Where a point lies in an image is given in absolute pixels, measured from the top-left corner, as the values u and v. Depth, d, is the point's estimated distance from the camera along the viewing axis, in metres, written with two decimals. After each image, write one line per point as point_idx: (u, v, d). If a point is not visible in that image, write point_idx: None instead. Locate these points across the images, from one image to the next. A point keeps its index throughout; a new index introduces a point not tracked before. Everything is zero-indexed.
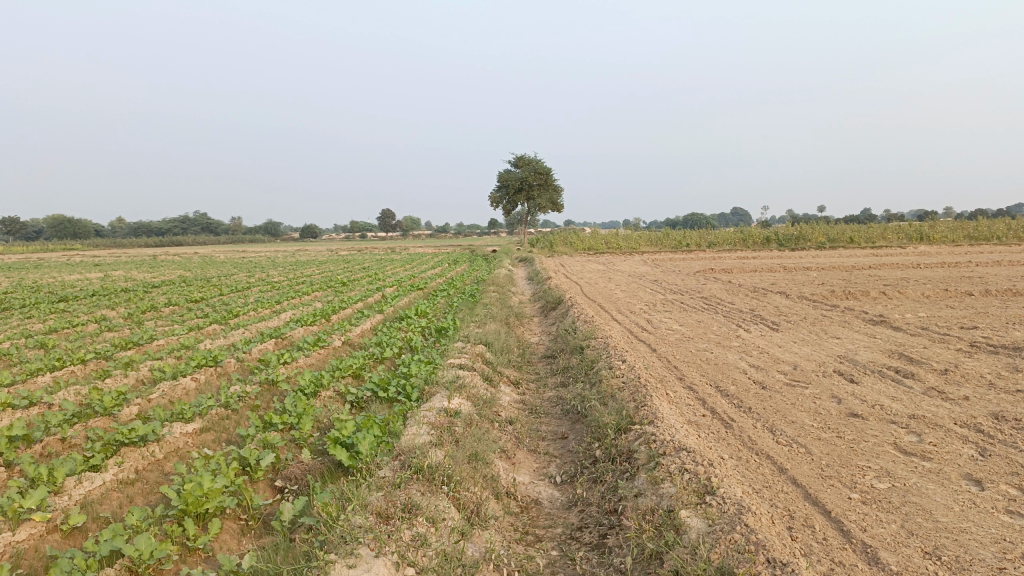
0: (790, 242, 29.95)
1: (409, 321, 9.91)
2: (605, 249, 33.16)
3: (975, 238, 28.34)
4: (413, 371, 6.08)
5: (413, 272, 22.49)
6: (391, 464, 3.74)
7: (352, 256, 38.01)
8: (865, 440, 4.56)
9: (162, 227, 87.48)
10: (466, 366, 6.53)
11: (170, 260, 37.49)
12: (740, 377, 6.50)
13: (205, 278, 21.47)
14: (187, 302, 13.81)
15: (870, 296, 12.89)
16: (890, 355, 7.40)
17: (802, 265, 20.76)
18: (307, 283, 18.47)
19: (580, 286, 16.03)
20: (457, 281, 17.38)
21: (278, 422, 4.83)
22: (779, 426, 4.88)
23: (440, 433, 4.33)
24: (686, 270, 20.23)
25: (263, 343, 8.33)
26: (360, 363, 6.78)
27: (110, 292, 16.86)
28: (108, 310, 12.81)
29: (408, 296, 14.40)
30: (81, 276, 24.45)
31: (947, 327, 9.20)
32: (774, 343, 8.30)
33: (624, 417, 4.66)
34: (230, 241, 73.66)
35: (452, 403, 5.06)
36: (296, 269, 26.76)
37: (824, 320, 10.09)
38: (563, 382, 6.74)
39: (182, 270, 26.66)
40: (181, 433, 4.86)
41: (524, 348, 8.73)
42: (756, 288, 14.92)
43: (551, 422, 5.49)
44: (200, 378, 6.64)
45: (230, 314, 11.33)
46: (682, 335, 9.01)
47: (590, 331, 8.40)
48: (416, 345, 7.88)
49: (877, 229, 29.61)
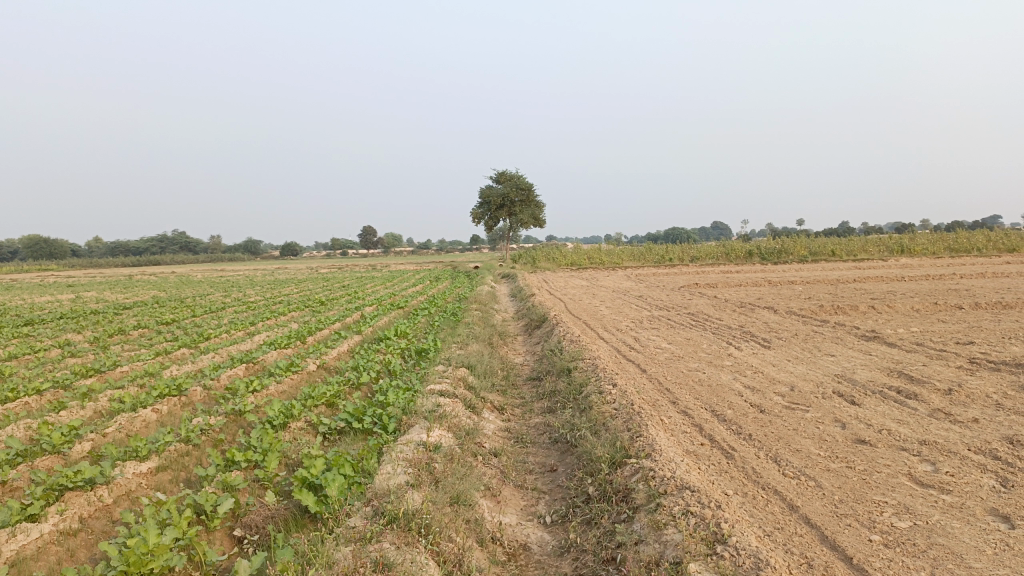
0: (772, 256, 29.85)
1: (388, 342, 9.51)
2: (588, 264, 32.91)
3: (955, 250, 28.38)
4: (391, 400, 5.68)
5: (394, 290, 22.04)
6: (362, 511, 3.36)
7: (335, 274, 37.46)
8: (877, 472, 4.23)
9: (139, 246, 86.23)
10: (447, 392, 6.14)
11: (147, 280, 36.77)
12: (736, 399, 6.16)
13: (180, 298, 20.91)
14: (158, 324, 13.30)
15: (859, 311, 12.67)
16: (889, 374, 7.11)
17: (787, 279, 20.57)
18: (284, 302, 18.01)
19: (564, 303, 15.71)
20: (440, 299, 17.00)
21: (240, 459, 4.43)
22: (783, 455, 4.54)
23: (418, 471, 3.95)
24: (670, 285, 19.97)
25: (232, 368, 7.89)
26: (335, 390, 6.37)
27: (79, 314, 16.31)
28: (74, 334, 12.28)
29: (388, 315, 13.98)
30: (50, 297, 23.73)
31: (943, 343, 8.93)
32: (768, 362, 7.99)
33: (618, 450, 4.30)
34: (208, 260, 72.79)
35: (431, 435, 4.67)
36: (273, 287, 26.12)
37: (816, 337, 9.81)
38: (550, 407, 6.37)
39: (158, 290, 26.00)
40: (134, 473, 4.44)
41: (508, 369, 8.36)
42: (743, 303, 14.63)
43: (539, 453, 5.12)
44: (162, 410, 6.20)
45: (201, 336, 10.86)
46: (672, 354, 8.68)
47: (577, 352, 8.04)
48: (395, 369, 7.48)
49: (858, 242, 29.63)
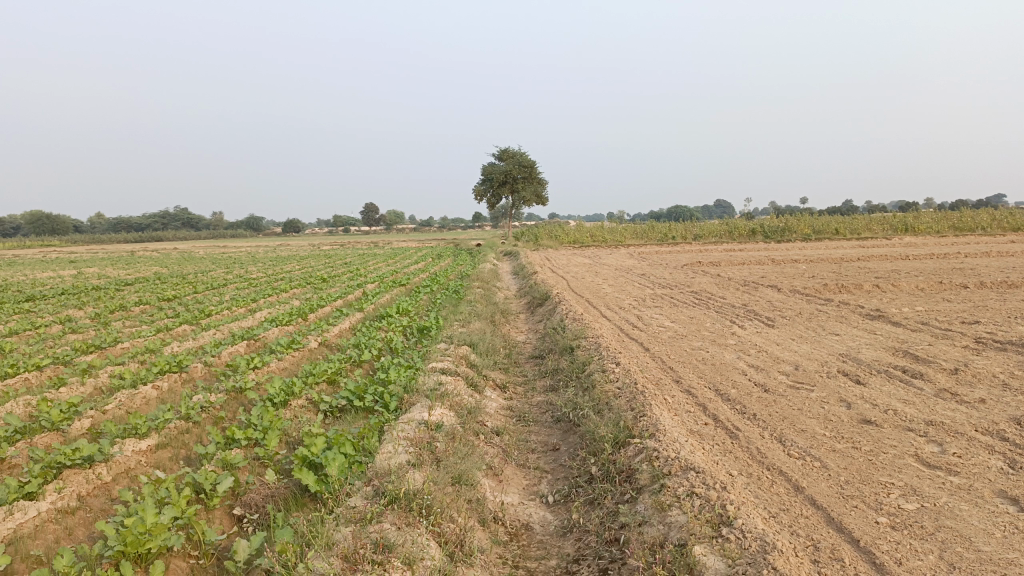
0: (775, 235, 29.72)
1: (390, 320, 9.46)
2: (591, 242, 32.79)
3: (959, 228, 28.23)
4: (392, 378, 5.63)
5: (396, 267, 21.99)
6: (362, 491, 3.32)
7: (337, 252, 37.41)
8: (883, 453, 4.18)
9: (141, 222, 86.17)
10: (449, 370, 6.09)
11: (149, 257, 36.81)
12: (741, 378, 6.11)
13: (181, 275, 20.87)
14: (159, 301, 13.26)
15: (864, 290, 12.59)
16: (894, 353, 7.06)
17: (790, 257, 20.47)
18: (286, 279, 17.96)
19: (567, 281, 15.64)
20: (441, 277, 16.96)
21: (240, 437, 4.39)
22: (788, 436, 4.49)
23: (419, 450, 3.91)
24: (673, 263, 19.91)
25: (233, 345, 7.86)
26: (336, 368, 6.33)
27: (80, 290, 16.30)
28: (75, 310, 12.25)
29: (389, 292, 13.92)
30: (52, 273, 23.70)
31: (948, 323, 8.87)
32: (772, 340, 7.94)
33: (621, 429, 4.26)
34: (210, 237, 72.72)
35: (433, 413, 4.62)
36: (275, 264, 26.06)
37: (820, 316, 9.75)
38: (553, 386, 6.32)
39: (160, 267, 25.98)
40: (133, 451, 4.40)
41: (511, 347, 8.32)
42: (746, 281, 14.54)
43: (541, 432, 5.08)
44: (163, 387, 6.17)
45: (202, 313, 10.83)
46: (675, 333, 8.63)
47: (580, 330, 7.99)
48: (397, 347, 7.43)
49: (862, 221, 29.47)
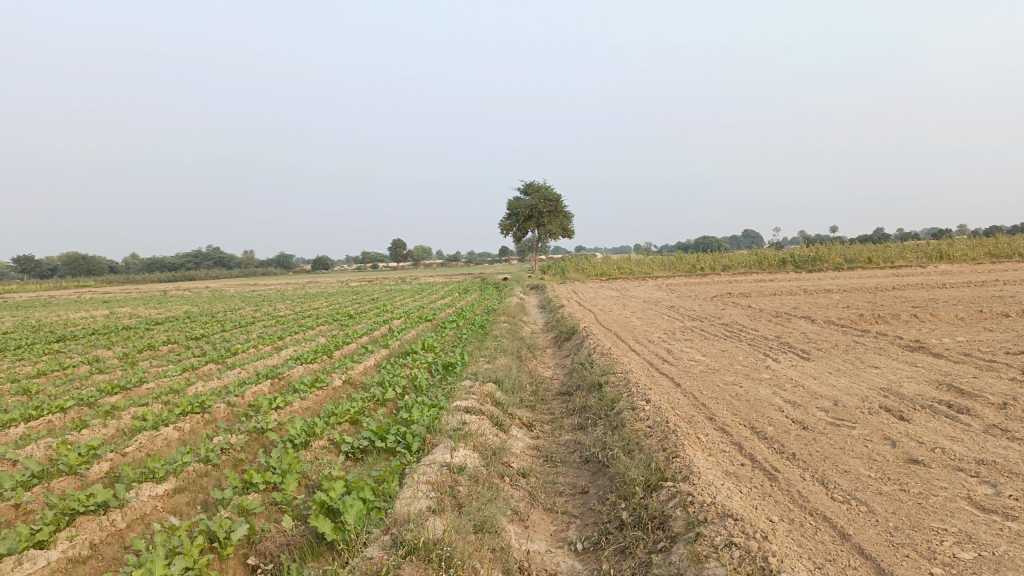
0: (806, 264, 29.23)
1: (415, 356, 9.33)
2: (618, 275, 32.56)
3: (996, 255, 27.56)
4: (415, 417, 5.48)
5: (422, 303, 21.96)
6: (380, 540, 3.16)
7: (365, 288, 37.57)
8: (933, 495, 3.92)
9: (175, 262, 87.74)
10: (473, 409, 5.92)
11: (179, 295, 37.30)
12: (777, 415, 5.87)
13: (211, 313, 21.01)
14: (187, 339, 13.29)
15: (901, 320, 12.22)
16: (938, 387, 6.75)
17: (823, 287, 20.06)
18: (313, 316, 17.98)
19: (594, 314, 15.45)
20: (467, 312, 16.85)
21: (258, 481, 4.27)
22: (831, 477, 4.25)
23: (440, 495, 3.74)
24: (702, 295, 19.60)
25: (257, 384, 7.78)
26: (358, 407, 6.20)
27: (110, 330, 16.46)
28: (104, 350, 12.31)
29: (415, 328, 13.84)
30: (85, 314, 24.01)
31: (992, 353, 8.51)
32: (808, 374, 7.67)
33: (654, 472, 4.06)
34: (241, 275, 73.62)
35: (456, 455, 4.46)
36: (302, 301, 26.18)
37: (857, 348, 9.43)
38: (581, 424, 6.13)
39: (191, 305, 26.24)
40: (150, 496, 4.30)
41: (537, 384, 8.13)
42: (778, 313, 14.22)
43: (569, 474, 4.88)
44: (184, 428, 6.09)
45: (228, 351, 10.80)
46: (707, 367, 8.38)
47: (608, 365, 7.78)
48: (421, 385, 7.28)
49: (895, 249, 28.92)
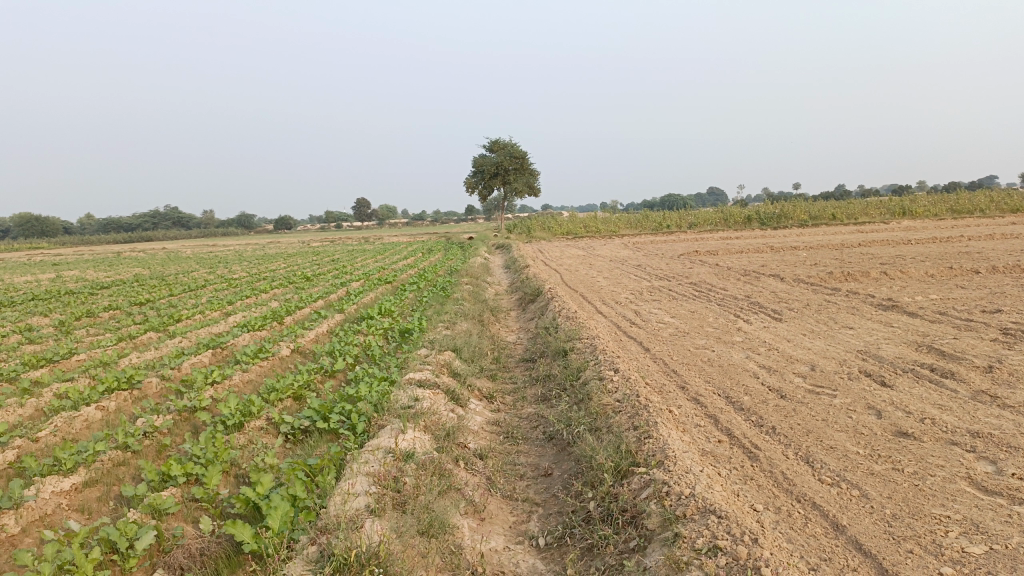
0: (771, 221, 29.06)
1: (371, 322, 8.80)
2: (584, 233, 32.13)
3: (957, 211, 27.65)
4: (363, 393, 4.98)
5: (384, 263, 21.35)
6: (307, 552, 2.70)
7: (326, 248, 36.65)
8: (930, 475, 3.55)
9: (132, 223, 85.43)
10: (428, 382, 5.45)
11: (132, 257, 35.94)
12: (752, 383, 5.49)
13: (161, 276, 20.10)
14: (131, 306, 12.54)
15: (871, 277, 11.98)
16: (918, 349, 6.44)
17: (790, 245, 19.85)
18: (267, 279, 17.23)
19: (560, 275, 14.98)
20: (429, 273, 16.28)
21: (178, 474, 3.76)
22: (817, 455, 3.87)
23: (382, 490, 3.27)
24: (669, 253, 19.25)
25: (196, 355, 7.19)
26: (303, 381, 5.69)
27: (52, 295, 15.58)
28: (40, 318, 11.54)
29: (374, 291, 13.25)
30: (28, 278, 22.75)
31: (968, 312, 8.25)
32: (782, 336, 7.33)
33: (624, 456, 3.63)
34: (201, 236, 71.90)
35: (403, 439, 3.99)
36: (260, 263, 25.30)
37: (830, 307, 9.12)
38: (544, 396, 5.70)
39: (143, 268, 25.21)
40: (54, 491, 3.79)
41: (499, 350, 7.68)
42: (747, 271, 13.92)
43: (531, 453, 4.45)
44: (109, 407, 5.53)
45: (171, 318, 10.13)
46: (677, 330, 8.00)
47: (574, 330, 7.34)
48: (374, 354, 6.78)
49: (859, 206, 28.88)
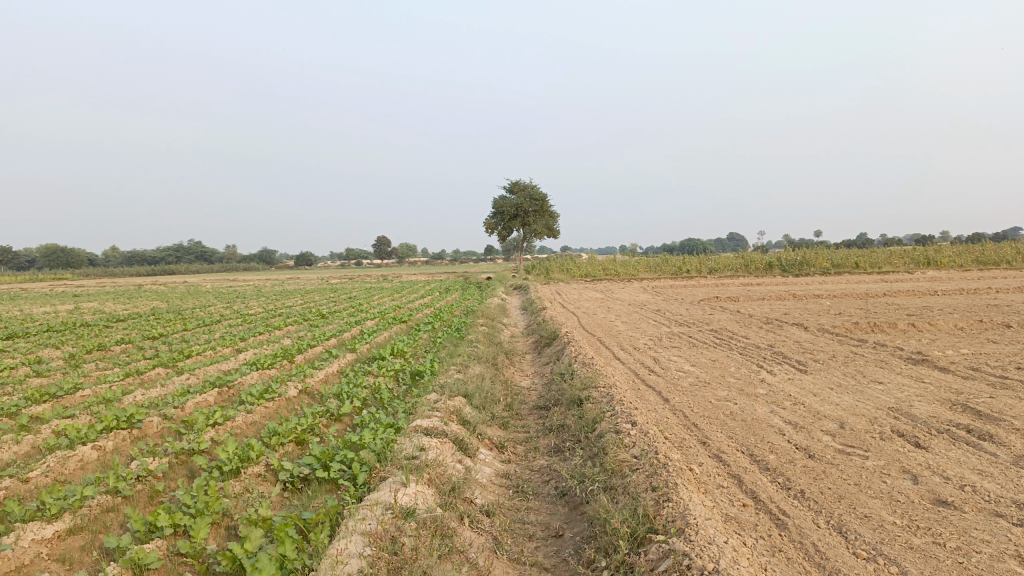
0: (793, 268, 28.69)
1: (382, 363, 8.59)
2: (603, 276, 31.91)
3: (983, 262, 27.19)
4: (366, 441, 4.75)
5: (400, 302, 21.20)
6: None
7: (343, 285, 36.57)
8: (976, 552, 3.24)
9: (156, 256, 86.50)
10: (435, 430, 5.21)
11: (151, 290, 36.15)
12: (777, 440, 5.20)
13: (178, 310, 20.08)
14: (143, 340, 12.42)
15: (898, 329, 11.63)
16: (953, 408, 6.11)
17: (813, 293, 19.51)
18: (283, 315, 17.13)
19: (577, 318, 14.73)
20: (445, 313, 16.11)
21: (165, 524, 3.54)
22: (851, 525, 3.58)
23: (378, 553, 3.03)
24: (689, 298, 18.98)
25: (202, 394, 7.01)
26: (307, 425, 5.47)
27: (67, 327, 15.52)
28: (51, 350, 11.44)
29: (388, 331, 13.08)
30: (47, 309, 22.85)
31: (1002, 369, 7.91)
32: (807, 390, 7.02)
33: (642, 521, 3.37)
34: (223, 270, 72.51)
35: (405, 494, 3.75)
36: (277, 299, 25.28)
37: (857, 360, 8.80)
38: (556, 447, 5.44)
39: (161, 301, 25.25)
40: (34, 539, 3.58)
41: (512, 396, 7.42)
42: (769, 319, 13.61)
43: (541, 510, 4.20)
44: (106, 447, 5.34)
45: (181, 354, 9.98)
46: (697, 380, 7.71)
47: (590, 377, 7.09)
48: (383, 398, 6.56)
49: (882, 254, 28.50)
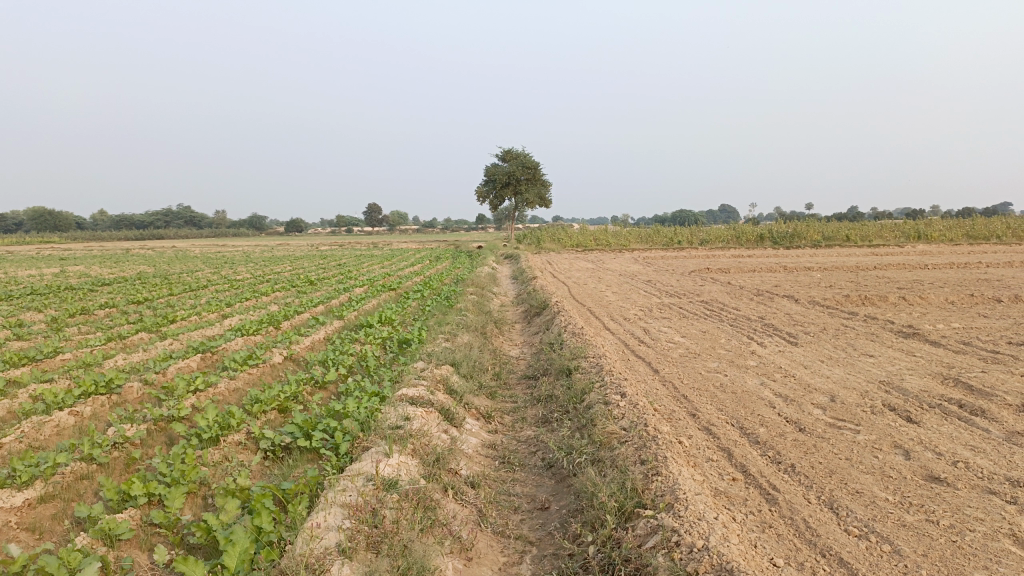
0: (784, 241, 28.62)
1: (369, 330, 8.47)
2: (594, 246, 31.78)
3: (973, 236, 27.21)
4: (350, 410, 4.64)
5: (390, 270, 21.02)
6: None
7: (332, 252, 36.26)
8: (969, 530, 3.18)
9: (144, 220, 85.72)
10: (421, 399, 5.10)
11: (138, 254, 35.78)
12: (768, 412, 5.12)
13: (164, 274, 19.86)
14: (128, 304, 12.24)
15: (889, 302, 11.59)
16: (945, 383, 6.06)
17: (804, 265, 19.46)
18: (270, 281, 16.96)
19: (568, 287, 14.63)
20: (435, 281, 15.98)
21: (139, 493, 3.43)
22: (843, 501, 3.51)
23: (357, 527, 2.94)
24: (680, 269, 18.90)
25: (184, 360, 6.88)
26: (290, 392, 5.35)
27: (50, 290, 15.31)
28: (33, 313, 11.24)
29: (376, 298, 12.95)
30: (32, 272, 22.57)
31: (993, 343, 7.86)
32: (798, 362, 6.96)
33: (630, 496, 3.29)
34: (212, 235, 71.86)
35: (387, 465, 3.65)
36: (265, 264, 25.04)
37: (848, 332, 8.75)
38: (544, 418, 5.35)
39: (147, 266, 24.97)
40: (4, 508, 3.47)
41: (500, 365, 7.32)
42: (760, 291, 13.54)
43: (527, 482, 4.12)
44: (84, 413, 5.22)
45: (165, 319, 9.82)
46: (687, 351, 7.63)
47: (580, 347, 6.99)
48: (369, 366, 6.45)
49: (873, 228, 28.46)
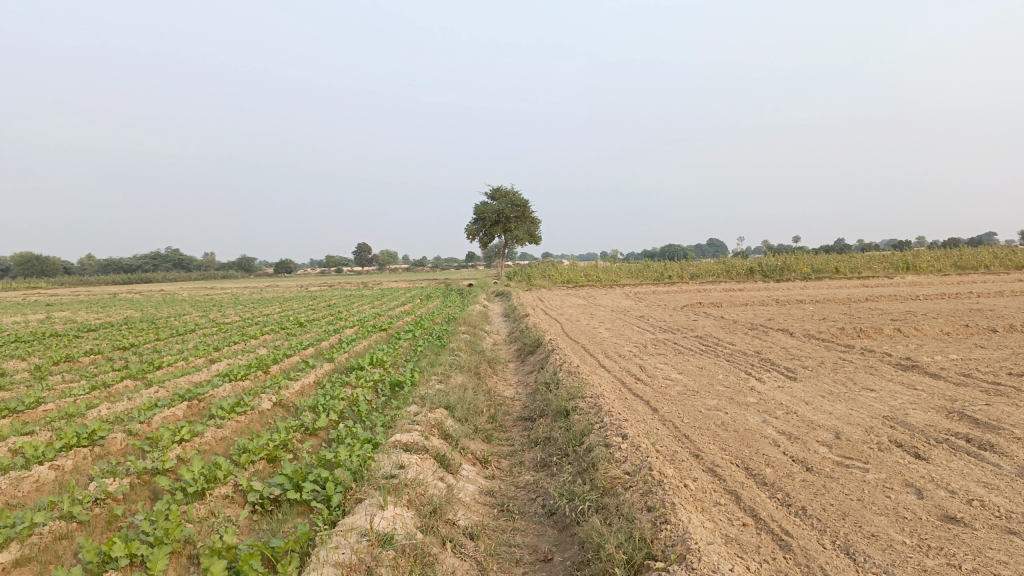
0: (774, 274, 28.67)
1: (360, 373, 8.29)
2: (585, 282, 31.73)
3: (961, 266, 27.34)
4: (342, 458, 4.47)
5: (381, 310, 20.86)
6: None
7: (322, 293, 36.03)
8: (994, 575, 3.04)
9: (133, 264, 85.31)
10: (415, 445, 4.94)
11: (126, 299, 35.40)
12: (773, 452, 4.98)
13: (151, 319, 19.60)
14: (114, 350, 12.00)
15: (884, 334, 11.50)
16: (950, 416, 5.94)
17: (795, 298, 19.42)
18: (259, 324, 16.73)
19: (561, 325, 14.49)
20: (426, 321, 15.82)
21: (120, 554, 3.24)
22: (859, 545, 3.36)
23: None
24: (672, 304, 18.84)
25: (170, 408, 6.68)
26: (280, 440, 5.17)
27: (34, 337, 15.05)
28: (15, 362, 10.99)
29: (367, 339, 12.77)
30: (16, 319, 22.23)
31: (993, 374, 7.77)
32: (799, 398, 6.82)
33: (639, 547, 3.13)
34: (201, 278, 71.52)
35: (383, 517, 3.48)
36: (254, 307, 24.79)
37: (846, 366, 8.63)
38: (543, 462, 5.18)
39: (134, 310, 24.68)
40: None
41: (495, 407, 7.15)
42: (754, 325, 13.46)
43: (529, 531, 3.95)
44: (64, 466, 5.01)
45: (151, 365, 9.61)
46: (685, 388, 7.49)
47: (576, 386, 6.85)
48: (360, 410, 6.27)
49: (862, 260, 28.57)
